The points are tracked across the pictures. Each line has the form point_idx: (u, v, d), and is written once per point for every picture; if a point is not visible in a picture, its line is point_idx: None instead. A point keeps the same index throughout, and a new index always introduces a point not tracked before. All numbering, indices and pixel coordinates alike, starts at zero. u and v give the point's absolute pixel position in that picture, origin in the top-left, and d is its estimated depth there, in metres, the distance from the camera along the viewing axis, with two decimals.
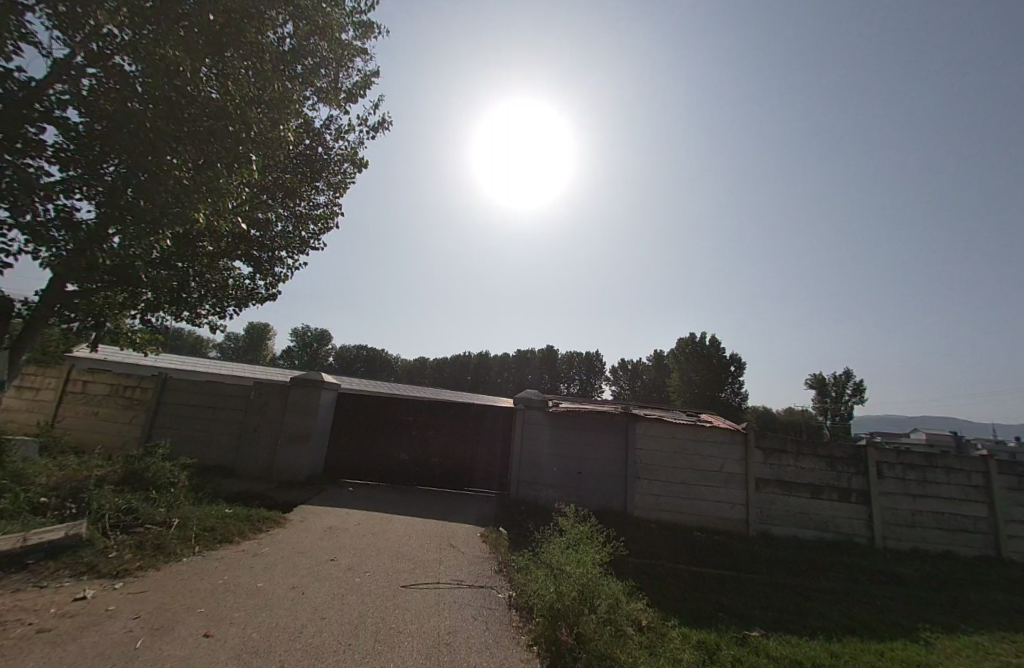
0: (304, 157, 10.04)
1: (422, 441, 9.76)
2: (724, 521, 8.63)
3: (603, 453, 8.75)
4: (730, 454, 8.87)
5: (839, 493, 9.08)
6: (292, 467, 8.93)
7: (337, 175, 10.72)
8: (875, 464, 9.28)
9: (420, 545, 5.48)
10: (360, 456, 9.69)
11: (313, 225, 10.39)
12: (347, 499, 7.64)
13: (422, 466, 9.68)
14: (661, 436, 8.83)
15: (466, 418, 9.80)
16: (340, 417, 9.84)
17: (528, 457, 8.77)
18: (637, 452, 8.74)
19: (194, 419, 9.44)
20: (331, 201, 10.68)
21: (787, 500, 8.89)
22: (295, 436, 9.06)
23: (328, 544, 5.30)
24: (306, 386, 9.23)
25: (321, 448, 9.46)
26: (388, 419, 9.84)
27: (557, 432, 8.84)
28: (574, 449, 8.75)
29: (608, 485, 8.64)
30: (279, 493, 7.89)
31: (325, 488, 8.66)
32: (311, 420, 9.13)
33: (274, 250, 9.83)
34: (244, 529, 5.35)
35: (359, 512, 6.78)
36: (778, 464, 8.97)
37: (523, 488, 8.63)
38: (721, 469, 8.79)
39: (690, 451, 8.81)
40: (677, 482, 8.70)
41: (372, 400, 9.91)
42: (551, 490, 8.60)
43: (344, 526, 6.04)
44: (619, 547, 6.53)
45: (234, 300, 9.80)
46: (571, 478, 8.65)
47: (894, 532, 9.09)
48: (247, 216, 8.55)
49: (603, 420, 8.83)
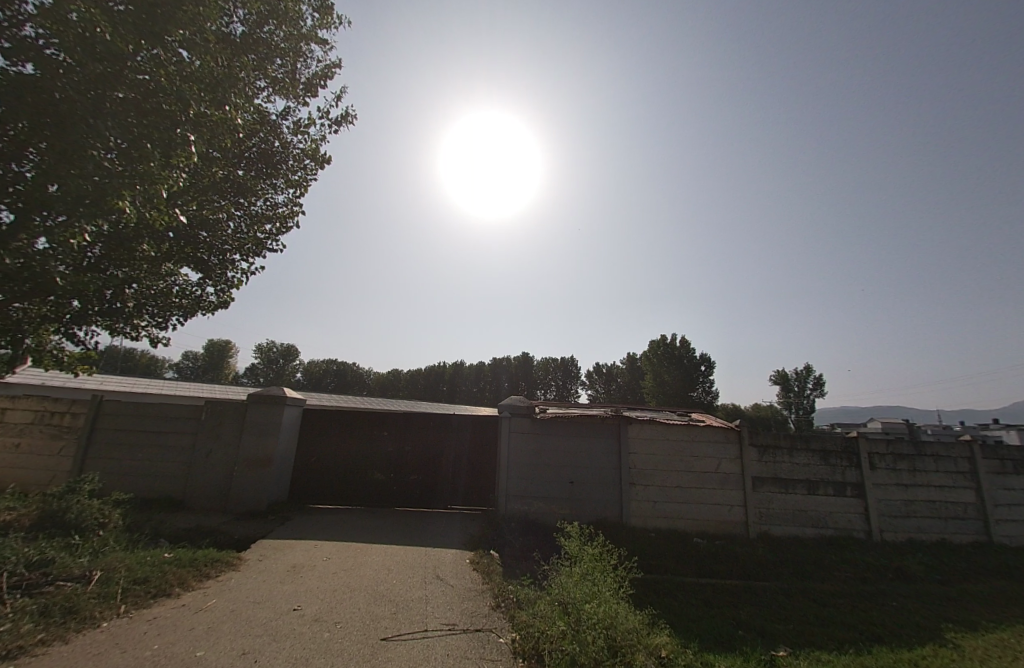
0: (259, 151, 9.13)
1: (399, 457, 8.94)
2: (725, 525, 8.14)
3: (596, 460, 8.16)
4: (727, 454, 8.43)
5: (835, 488, 8.52)
6: (251, 496, 7.95)
7: (296, 172, 9.85)
8: (867, 455, 8.77)
9: (400, 581, 4.71)
10: (330, 478, 8.77)
11: (271, 226, 9.46)
12: (314, 529, 6.76)
13: (400, 485, 8.83)
14: (655, 439, 8.32)
15: (447, 430, 9.04)
16: (306, 436, 8.92)
17: (515, 469, 8.07)
18: (631, 457, 8.19)
19: (136, 447, 8.35)
20: (291, 200, 9.80)
21: (784, 497, 8.36)
22: (255, 460, 8.10)
23: (290, 588, 4.47)
24: (265, 402, 8.28)
25: (284, 471, 8.48)
26: (360, 435, 8.98)
27: (546, 440, 8.20)
28: (565, 457, 8.13)
29: (603, 494, 8.05)
30: (235, 528, 6.92)
31: (290, 516, 7.72)
32: (272, 441, 8.18)
33: (225, 254, 8.86)
34: (186, 577, 4.47)
35: (328, 544, 5.92)
36: (773, 461, 8.50)
37: (512, 502, 7.93)
38: (718, 469, 8.33)
39: (686, 453, 8.33)
40: (675, 487, 8.19)
41: (341, 415, 9.03)
42: (543, 504, 7.94)
43: (310, 563, 5.20)
44: (623, 563, 5.92)
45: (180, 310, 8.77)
46: (564, 489, 8.01)
47: (888, 524, 8.59)
48: (191, 214, 7.61)
49: (593, 424, 8.26)
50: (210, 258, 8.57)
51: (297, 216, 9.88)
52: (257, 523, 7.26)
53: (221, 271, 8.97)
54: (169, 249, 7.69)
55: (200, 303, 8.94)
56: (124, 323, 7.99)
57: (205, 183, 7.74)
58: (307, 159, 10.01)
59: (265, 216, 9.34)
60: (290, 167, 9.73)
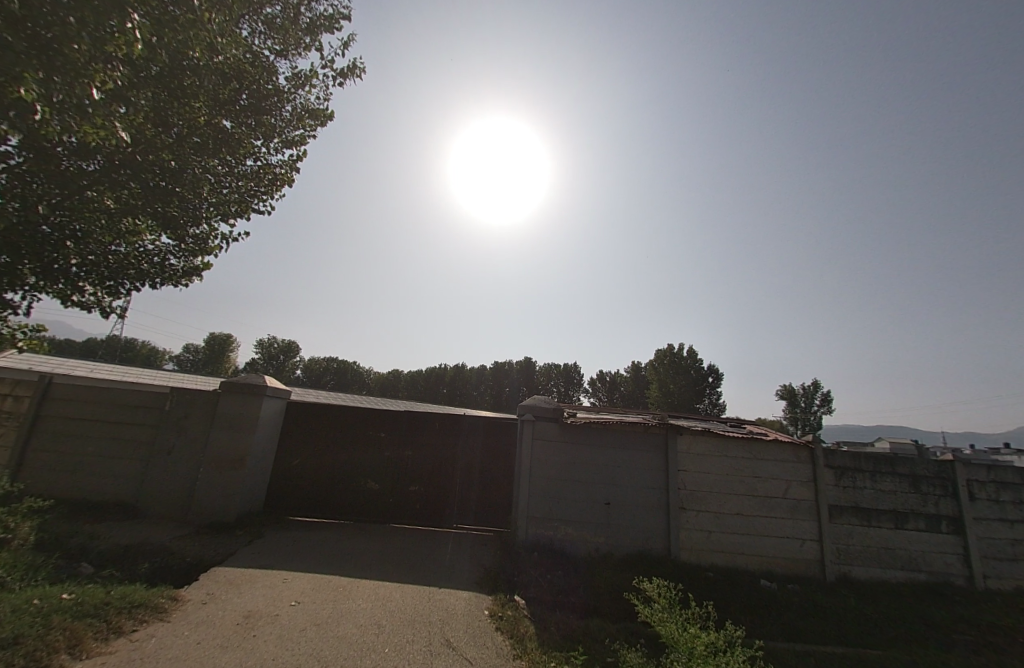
0: (250, 101, 7.70)
1: (398, 464, 7.46)
2: (796, 563, 6.66)
3: (640, 477, 6.68)
4: (795, 475, 6.96)
5: (927, 522, 7.23)
6: (219, 505, 6.57)
7: (292, 129, 8.56)
8: (966, 483, 7.45)
9: (396, 651, 3.27)
10: (317, 487, 7.35)
11: (257, 186, 8.15)
12: (290, 555, 5.33)
13: (397, 497, 7.35)
14: (709, 454, 6.86)
15: (456, 434, 7.59)
16: (289, 433, 7.53)
17: (539, 485, 6.59)
18: (681, 475, 6.72)
19: (84, 439, 6.97)
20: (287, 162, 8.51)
21: (867, 532, 7.04)
22: (225, 460, 6.74)
23: (237, 659, 3.05)
24: (241, 392, 6.95)
25: (263, 475, 7.13)
26: (354, 436, 7.56)
27: (578, 450, 6.70)
28: (601, 473, 6.64)
29: (646, 520, 6.55)
30: (193, 547, 5.54)
31: (261, 533, 6.27)
32: (247, 438, 6.82)
33: (206, 215, 7.60)
34: (82, 638, 3.05)
35: (303, 582, 4.50)
36: (854, 486, 7.14)
37: (536, 526, 6.43)
38: (785, 494, 6.86)
39: (745, 471, 6.87)
40: (733, 513, 6.70)
41: (331, 410, 7.64)
42: (574, 530, 6.43)
43: (273, 611, 3.78)
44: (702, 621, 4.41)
45: (147, 278, 7.45)
46: (599, 511, 6.51)
47: (993, 570, 7.22)
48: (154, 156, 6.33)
49: (636, 434, 6.80)
50: (186, 220, 7.29)
51: (291, 181, 8.59)
52: (220, 540, 5.88)
53: (201, 235, 7.72)
54: (133, 200, 6.40)
55: (176, 270, 7.76)
56: (78, 287, 6.75)
57: (168, 116, 6.39)
58: (307, 116, 8.70)
59: (252, 174, 8.00)
60: (285, 124, 8.44)
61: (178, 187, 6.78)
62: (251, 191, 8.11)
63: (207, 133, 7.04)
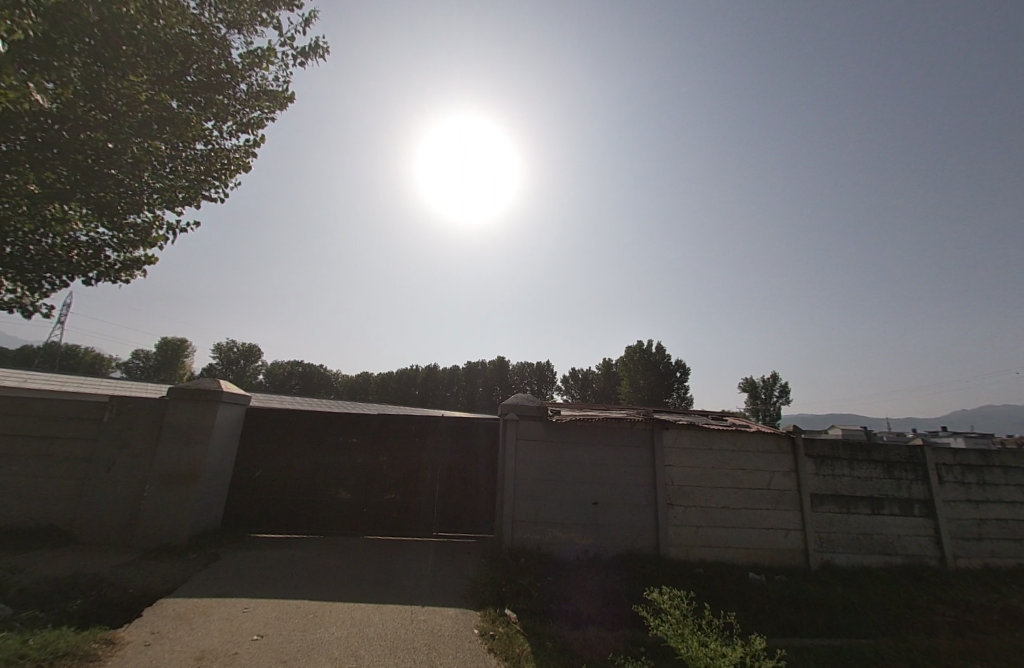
0: (198, 79, 6.99)
1: (368, 471, 6.96)
2: (781, 555, 6.58)
3: (626, 474, 6.44)
4: (778, 466, 6.89)
5: (901, 506, 7.24)
6: (169, 525, 5.96)
7: (247, 112, 7.94)
8: (935, 467, 7.52)
9: None
10: (280, 499, 6.77)
11: (208, 175, 7.48)
12: (250, 580, 4.79)
13: (370, 506, 6.85)
14: (694, 447, 6.70)
15: (431, 436, 7.15)
16: (249, 443, 6.92)
17: (522, 488, 6.25)
18: (667, 470, 6.52)
19: (8, 457, 6.18)
20: (241, 148, 7.94)
21: (846, 519, 6.95)
22: (176, 475, 6.12)
23: None
24: (193, 399, 6.33)
25: (220, 489, 6.53)
26: (320, 442, 7.01)
27: (563, 449, 6.41)
28: (585, 471, 6.37)
29: (634, 518, 6.32)
30: (138, 577, 4.95)
31: (219, 555, 5.69)
32: (200, 449, 6.21)
33: (147, 203, 6.92)
34: None
35: (268, 610, 4.03)
36: (832, 474, 7.05)
37: (521, 531, 6.10)
38: (769, 485, 6.78)
39: (730, 464, 6.75)
40: (720, 507, 6.55)
41: (296, 415, 7.07)
42: (559, 532, 6.13)
43: (231, 649, 3.31)
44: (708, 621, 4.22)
45: (78, 272, 6.73)
46: (586, 512, 6.24)
47: (962, 549, 7.36)
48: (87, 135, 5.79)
49: (622, 430, 6.57)
50: (123, 209, 6.62)
51: (248, 170, 8.07)
52: (170, 566, 5.30)
53: (144, 227, 7.03)
54: (59, 183, 5.86)
55: (114, 264, 7.02)
56: None
57: (114, 97, 5.86)
58: (264, 97, 8.07)
59: (202, 160, 7.32)
60: (239, 106, 7.79)
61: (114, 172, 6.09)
62: (201, 179, 7.45)
63: (156, 118, 6.38)
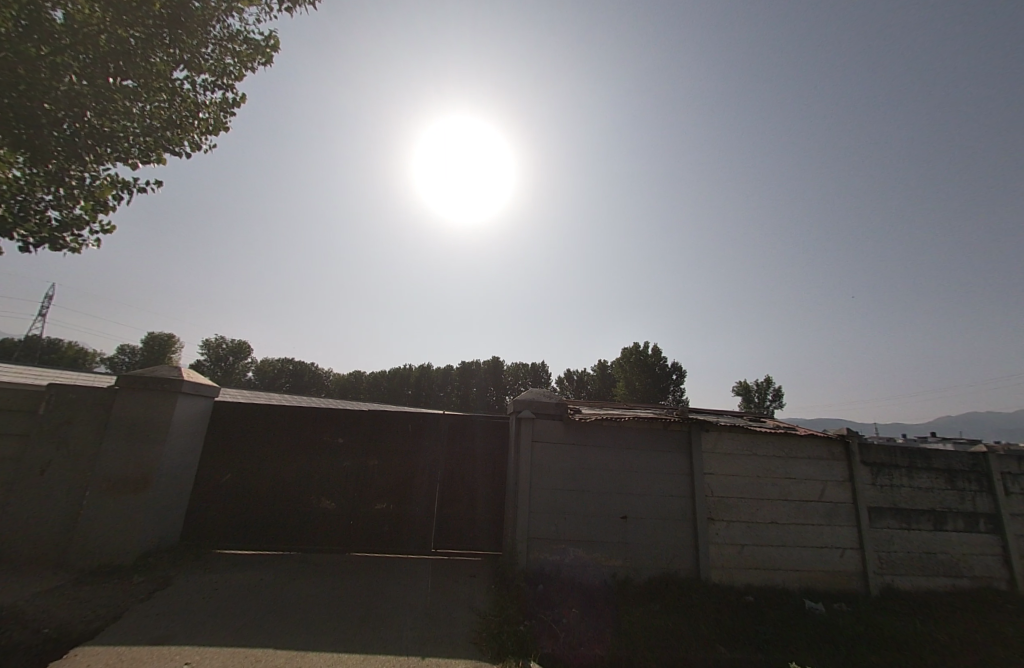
0: (170, 12, 5.79)
1: (356, 477, 5.94)
2: (836, 577, 5.68)
3: (659, 484, 5.47)
4: (831, 474, 5.98)
5: (966, 521, 6.34)
6: (111, 542, 4.92)
7: (223, 62, 6.93)
8: (1002, 477, 6.60)
9: None
10: (251, 509, 5.75)
11: (173, 131, 6.45)
12: (207, 625, 3.80)
13: (357, 518, 5.82)
14: (736, 453, 5.76)
15: (429, 437, 6.15)
16: (216, 443, 5.89)
17: (539, 500, 5.24)
18: (706, 479, 5.57)
19: None
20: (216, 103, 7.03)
21: (907, 536, 6.07)
22: (123, 479, 5.08)
23: None
24: (146, 390, 5.29)
25: (179, 497, 5.51)
26: (299, 443, 5.98)
27: (586, 453, 5.43)
28: (613, 480, 5.39)
29: (669, 536, 5.35)
30: (62, 612, 3.93)
31: (172, 580, 4.67)
32: (154, 450, 5.18)
33: (97, 155, 5.87)
34: None
35: (216, 667, 3.04)
36: (890, 484, 6.17)
37: (535, 552, 5.07)
38: (820, 497, 5.87)
39: (777, 472, 5.82)
40: (767, 523, 5.61)
41: (269, 410, 6.03)
42: (582, 553, 5.13)
43: None
44: None
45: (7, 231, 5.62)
46: (614, 528, 5.25)
47: None
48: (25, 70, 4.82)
49: (654, 432, 5.62)
50: (70, 162, 5.61)
51: (227, 131, 7.21)
52: (107, 596, 4.28)
53: (91, 185, 6.05)
54: None
55: (55, 226, 5.95)
56: None
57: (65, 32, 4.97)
58: (245, 45, 7.09)
59: (170, 113, 6.30)
60: (214, 55, 6.78)
61: (54, 110, 5.13)
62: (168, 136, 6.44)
63: (116, 61, 5.42)
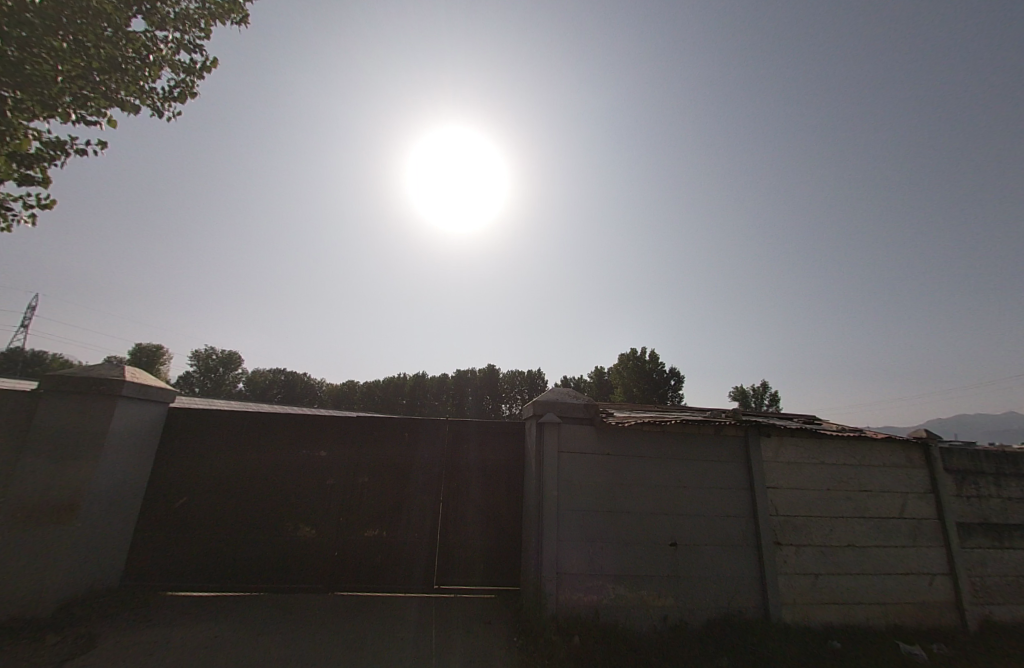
0: None
1: (340, 498, 4.89)
2: (926, 611, 4.70)
3: (712, 501, 4.46)
4: (910, 485, 5.02)
5: None
6: (23, 590, 3.84)
7: (191, 15, 6.26)
8: None
9: None
10: (214, 540, 4.69)
11: (124, 87, 5.50)
12: None
13: (342, 548, 4.76)
14: (799, 460, 4.79)
15: (428, 446, 5.13)
16: (170, 461, 4.82)
17: (569, 524, 4.19)
18: (768, 494, 4.57)
19: None
20: (182, 66, 6.58)
21: (1001, 557, 5.08)
22: (43, 509, 4.01)
23: None
24: (77, 394, 4.24)
25: (118, 528, 4.43)
26: (271, 458, 4.94)
27: (624, 465, 4.41)
28: (656, 497, 4.37)
29: (730, 567, 4.32)
30: None
31: (101, 639, 3.61)
32: (85, 469, 4.13)
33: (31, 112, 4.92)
34: None
35: None
36: (976, 495, 5.21)
37: (566, 591, 4.03)
38: (902, 513, 4.90)
39: (850, 484, 4.85)
40: (844, 546, 4.63)
41: (234, 417, 5.00)
42: (625, 592, 4.10)
43: None
44: None
45: None
46: (663, 558, 4.22)
47: None
48: None
49: (704, 437, 4.63)
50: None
51: (193, 98, 6.92)
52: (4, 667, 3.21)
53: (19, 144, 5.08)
54: None
55: None
56: None
57: None
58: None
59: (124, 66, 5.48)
60: (180, 6, 6.09)
61: None
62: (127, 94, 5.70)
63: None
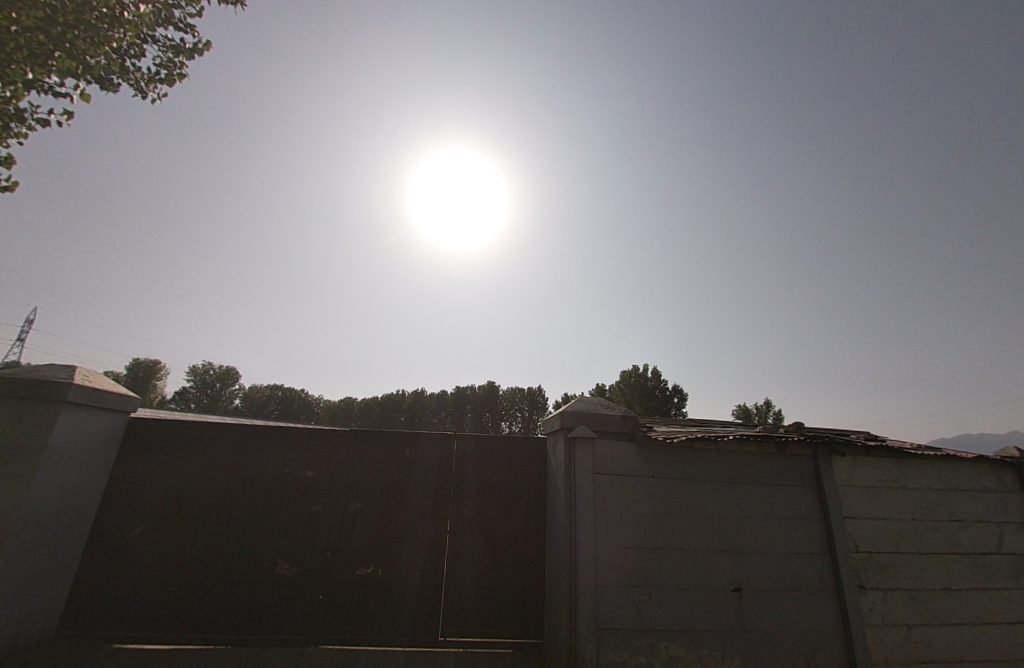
0: None
1: (329, 528, 4.10)
2: None
3: (779, 535, 3.67)
4: (1006, 514, 4.22)
5: None
6: None
7: None
8: None
9: None
10: (176, 580, 3.88)
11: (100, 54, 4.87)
12: None
13: (329, 590, 3.96)
14: (877, 485, 4.01)
15: (433, 467, 4.35)
16: (127, 483, 4.04)
17: (608, 565, 3.39)
18: (845, 526, 3.78)
19: None
20: (169, 44, 6.01)
21: None
22: None
23: None
24: (11, 399, 3.48)
25: (58, 566, 3.63)
26: (247, 479, 4.15)
27: (674, 492, 3.63)
28: (713, 531, 3.58)
29: (806, 619, 3.51)
30: None
31: None
32: (15, 492, 3.35)
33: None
34: None
35: None
36: None
37: (608, 651, 3.22)
38: (999, 548, 4.09)
39: (938, 513, 4.06)
40: (936, 590, 3.83)
41: (208, 430, 4.25)
42: (680, 651, 3.29)
43: None
44: None
45: None
46: (726, 607, 3.42)
47: None
48: None
49: (767, 457, 3.86)
50: None
51: (181, 80, 6.32)
52: None
53: None
54: None
55: None
56: None
57: None
58: None
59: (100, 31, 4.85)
60: None
61: None
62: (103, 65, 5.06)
63: None
